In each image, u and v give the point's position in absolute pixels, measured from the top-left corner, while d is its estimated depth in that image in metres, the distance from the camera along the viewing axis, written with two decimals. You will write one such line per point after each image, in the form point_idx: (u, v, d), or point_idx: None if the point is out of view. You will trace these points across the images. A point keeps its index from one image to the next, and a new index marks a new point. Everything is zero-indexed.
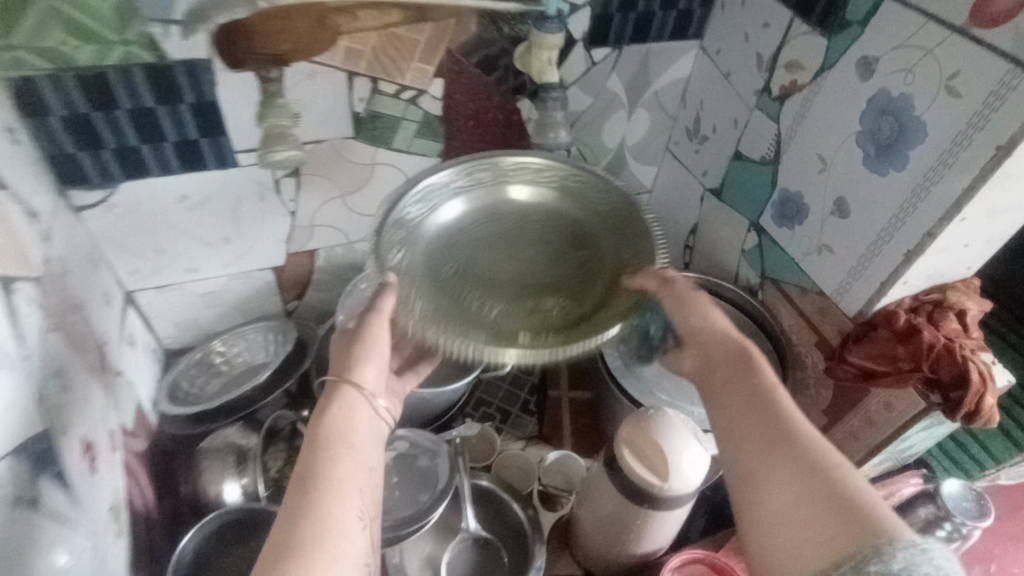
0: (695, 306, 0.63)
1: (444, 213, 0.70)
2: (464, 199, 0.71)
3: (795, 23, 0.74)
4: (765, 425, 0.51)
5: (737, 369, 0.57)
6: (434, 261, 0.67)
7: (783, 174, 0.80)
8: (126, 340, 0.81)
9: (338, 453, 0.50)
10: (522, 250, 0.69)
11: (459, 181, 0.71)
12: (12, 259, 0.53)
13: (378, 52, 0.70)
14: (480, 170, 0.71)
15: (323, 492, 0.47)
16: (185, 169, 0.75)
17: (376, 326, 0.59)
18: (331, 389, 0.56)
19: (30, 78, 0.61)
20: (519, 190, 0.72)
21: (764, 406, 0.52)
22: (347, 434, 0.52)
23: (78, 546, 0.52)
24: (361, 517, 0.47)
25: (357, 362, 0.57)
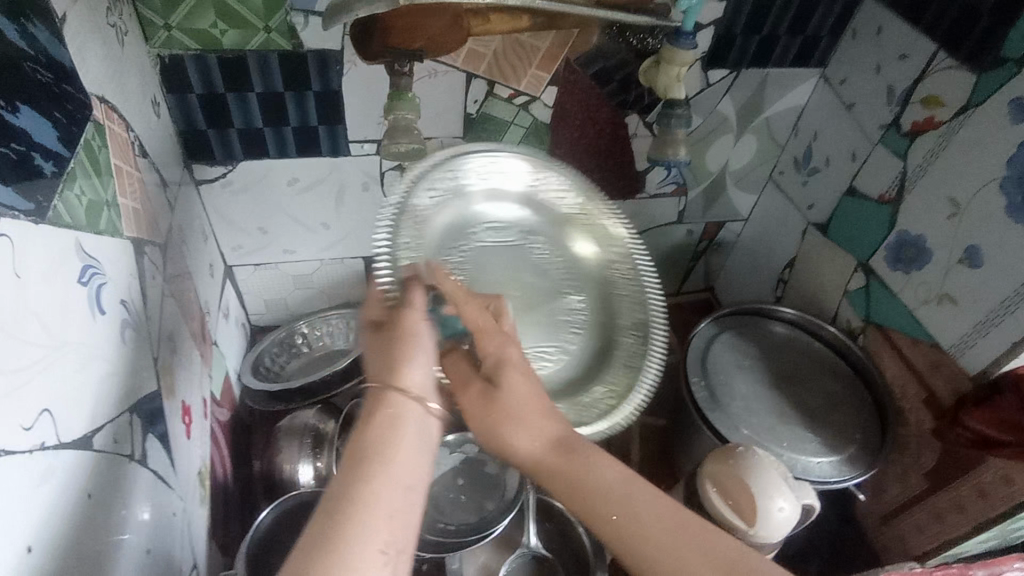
0: (498, 402, 0.50)
1: (475, 205, 0.61)
2: (499, 202, 0.62)
3: (939, 57, 0.69)
4: (671, 525, 0.46)
5: (590, 467, 0.49)
6: (447, 248, 0.58)
7: (904, 215, 0.75)
8: (222, 312, 0.84)
9: (371, 474, 0.40)
10: (529, 277, 0.61)
11: (498, 180, 0.62)
12: (145, 224, 0.55)
13: (499, 56, 0.72)
14: (524, 176, 0.63)
15: (350, 519, 0.38)
16: (300, 154, 0.77)
17: (416, 320, 0.48)
18: (373, 394, 0.46)
19: (178, 56, 0.65)
20: (556, 217, 0.64)
21: (631, 501, 0.47)
22: (381, 451, 0.42)
23: (174, 507, 0.53)
24: (386, 553, 0.37)
25: (402, 366, 0.46)
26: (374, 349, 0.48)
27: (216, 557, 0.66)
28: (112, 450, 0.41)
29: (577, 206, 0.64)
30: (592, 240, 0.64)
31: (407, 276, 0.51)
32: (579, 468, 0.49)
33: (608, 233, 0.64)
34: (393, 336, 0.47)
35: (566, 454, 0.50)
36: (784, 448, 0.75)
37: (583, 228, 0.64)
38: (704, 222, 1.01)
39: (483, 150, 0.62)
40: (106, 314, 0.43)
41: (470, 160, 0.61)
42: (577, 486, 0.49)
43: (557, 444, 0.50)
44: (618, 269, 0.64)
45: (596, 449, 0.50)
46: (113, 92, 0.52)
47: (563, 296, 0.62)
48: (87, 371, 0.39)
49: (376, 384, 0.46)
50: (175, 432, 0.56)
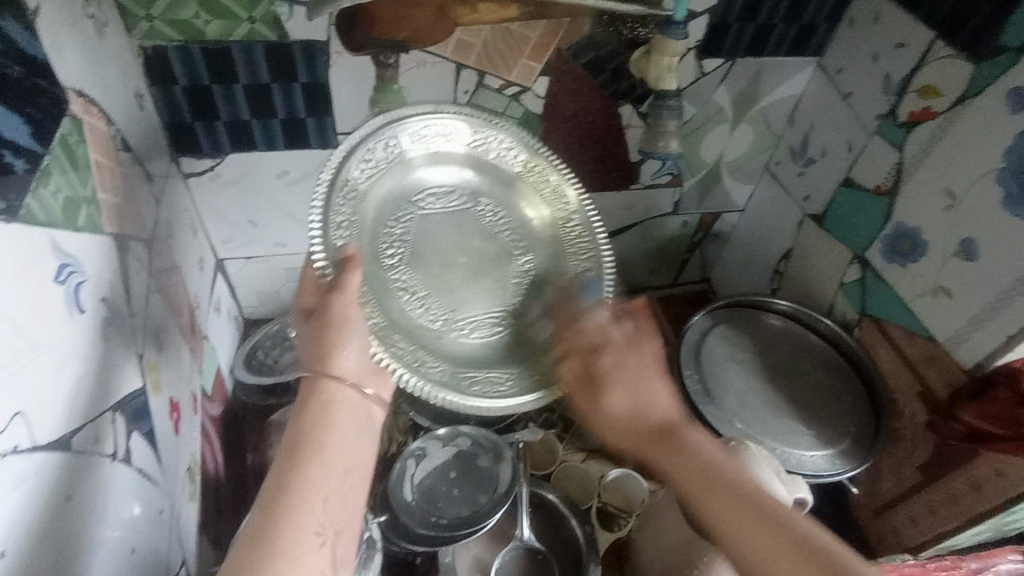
0: (602, 374, 0.53)
1: (414, 170, 0.58)
2: (441, 165, 0.59)
3: (936, 45, 0.68)
4: (734, 492, 0.46)
5: (679, 448, 0.50)
6: (382, 223, 0.55)
7: (900, 206, 0.74)
8: (213, 306, 0.83)
9: (304, 461, 0.43)
10: (476, 243, 0.59)
11: (438, 142, 0.58)
12: (129, 219, 0.55)
13: (489, 46, 0.71)
14: (466, 139, 0.59)
15: (287, 501, 0.41)
16: (289, 146, 0.76)
17: (343, 304, 0.47)
18: (308, 380, 0.48)
19: (161, 48, 0.64)
20: (501, 177, 0.60)
21: (743, 496, 0.45)
22: (315, 439, 0.45)
23: (160, 503, 0.52)
24: (318, 530, 0.41)
25: (336, 349, 0.47)
26: (306, 336, 0.49)
27: (208, 552, 0.66)
28: (92, 450, 0.41)
29: (522, 162, 0.61)
30: (541, 197, 0.61)
31: (342, 257, 0.48)
32: (670, 447, 0.50)
33: (555, 188, 0.61)
34: (322, 319, 0.47)
35: (660, 432, 0.51)
36: (777, 442, 0.74)
37: (531, 187, 0.61)
38: (700, 212, 1.00)
39: (424, 113, 0.57)
40: (85, 313, 0.43)
41: (408, 126, 0.57)
42: (680, 462, 0.49)
43: (636, 411, 0.52)
44: (567, 223, 0.61)
45: (698, 433, 0.51)
46: (92, 85, 0.51)
47: (513, 260, 0.60)
48: (63, 372, 0.38)
49: (312, 372, 0.48)
50: (162, 428, 0.55)
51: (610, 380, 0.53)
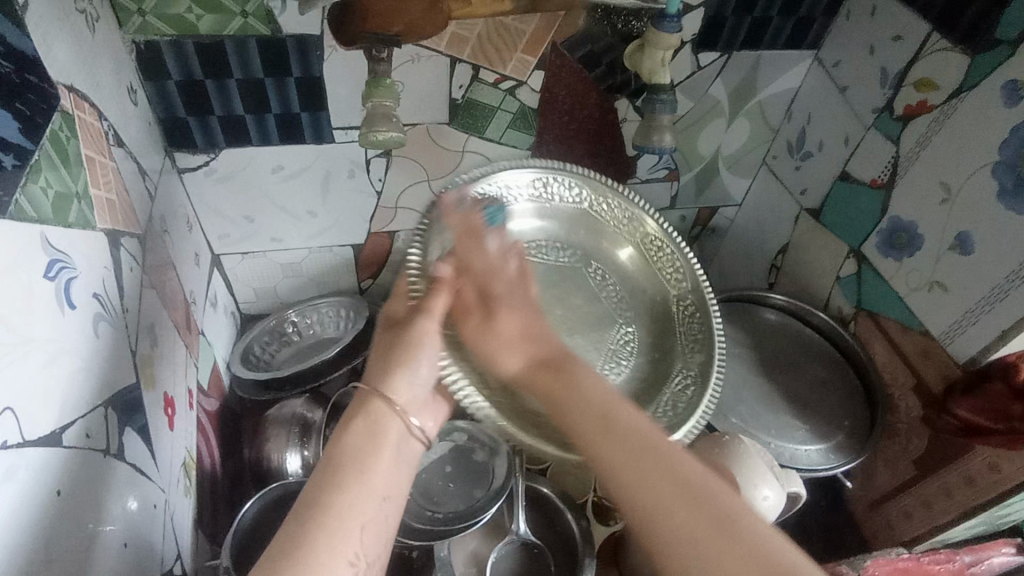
0: (495, 324, 0.53)
1: (526, 218, 0.66)
2: (545, 219, 0.67)
3: (932, 38, 0.68)
4: (636, 452, 0.43)
5: (572, 375, 0.49)
6: None
7: (895, 201, 0.74)
8: (210, 301, 0.83)
9: (345, 483, 0.42)
10: (577, 298, 0.66)
11: (552, 198, 0.67)
12: (122, 215, 0.55)
13: (483, 40, 0.71)
14: (571, 196, 0.67)
15: (321, 524, 0.40)
16: (283, 141, 0.76)
17: (428, 324, 0.52)
18: (360, 396, 0.50)
19: (153, 43, 0.64)
20: (606, 234, 0.69)
21: (614, 420, 0.45)
22: (355, 463, 0.44)
23: (154, 497, 0.53)
24: (351, 560, 0.40)
25: (399, 374, 0.51)
26: (378, 350, 0.53)
27: (203, 546, 0.67)
28: (84, 445, 0.41)
29: (633, 225, 0.68)
30: (646, 265, 0.69)
31: (435, 279, 0.54)
32: (561, 376, 0.49)
33: (669, 266, 0.68)
34: (399, 341, 0.52)
35: (547, 365, 0.50)
36: (772, 436, 0.75)
37: (630, 243, 0.69)
38: (696, 207, 1.00)
39: (544, 165, 0.66)
40: (76, 309, 0.43)
41: (526, 173, 0.65)
42: (561, 396, 0.48)
43: (534, 359, 0.51)
44: (677, 299, 0.67)
45: (596, 376, 0.49)
46: (83, 80, 0.51)
47: (615, 327, 0.66)
48: (53, 367, 0.38)
49: (370, 388, 0.50)
50: (156, 423, 0.56)
51: (491, 335, 0.53)
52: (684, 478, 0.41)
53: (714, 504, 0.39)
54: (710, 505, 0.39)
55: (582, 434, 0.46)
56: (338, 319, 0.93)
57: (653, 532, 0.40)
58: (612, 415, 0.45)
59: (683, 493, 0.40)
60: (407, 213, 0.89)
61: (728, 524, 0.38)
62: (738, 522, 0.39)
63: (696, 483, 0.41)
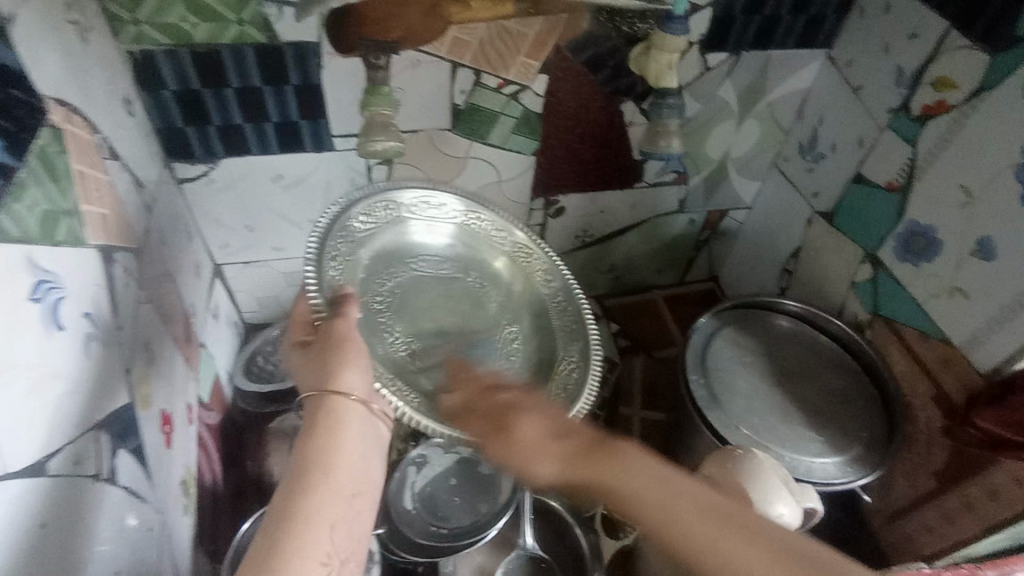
0: (515, 422, 0.47)
1: (410, 237, 0.63)
2: (430, 237, 0.64)
3: (951, 36, 0.65)
4: (718, 522, 0.40)
5: (622, 460, 0.44)
6: (375, 273, 0.59)
7: (913, 204, 0.72)
8: (211, 312, 0.82)
9: (314, 485, 0.41)
10: (462, 305, 0.62)
11: (435, 215, 0.64)
12: (116, 230, 0.54)
13: (485, 44, 0.69)
14: (447, 210, 0.65)
15: (294, 523, 0.39)
16: (283, 150, 0.75)
17: (346, 327, 0.49)
18: (311, 398, 0.47)
19: (149, 53, 0.63)
20: (483, 245, 0.66)
21: (691, 503, 0.42)
22: (321, 465, 0.43)
23: (149, 518, 0.51)
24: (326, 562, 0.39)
25: (343, 368, 0.47)
26: (302, 364, 0.50)
27: (203, 564, 0.66)
28: (72, 472, 0.40)
29: (513, 242, 0.66)
30: (521, 273, 0.65)
31: (338, 296, 0.51)
32: (609, 466, 0.44)
33: (541, 270, 0.65)
34: (328, 346, 0.48)
35: (592, 453, 0.45)
36: (787, 449, 0.72)
37: (503, 253, 0.66)
38: (705, 211, 0.98)
39: (440, 189, 0.65)
40: (66, 329, 0.41)
41: (408, 193, 0.63)
42: (613, 490, 0.43)
43: (581, 448, 0.46)
44: (555, 303, 0.64)
45: (634, 454, 0.45)
46: (74, 93, 0.50)
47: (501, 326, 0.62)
48: (38, 392, 0.37)
49: (319, 394, 0.47)
50: (152, 442, 0.54)
51: (518, 447, 0.47)
52: (792, 549, 0.39)
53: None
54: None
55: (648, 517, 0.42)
56: None
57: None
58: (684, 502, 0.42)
59: (798, 569, 0.38)
60: None
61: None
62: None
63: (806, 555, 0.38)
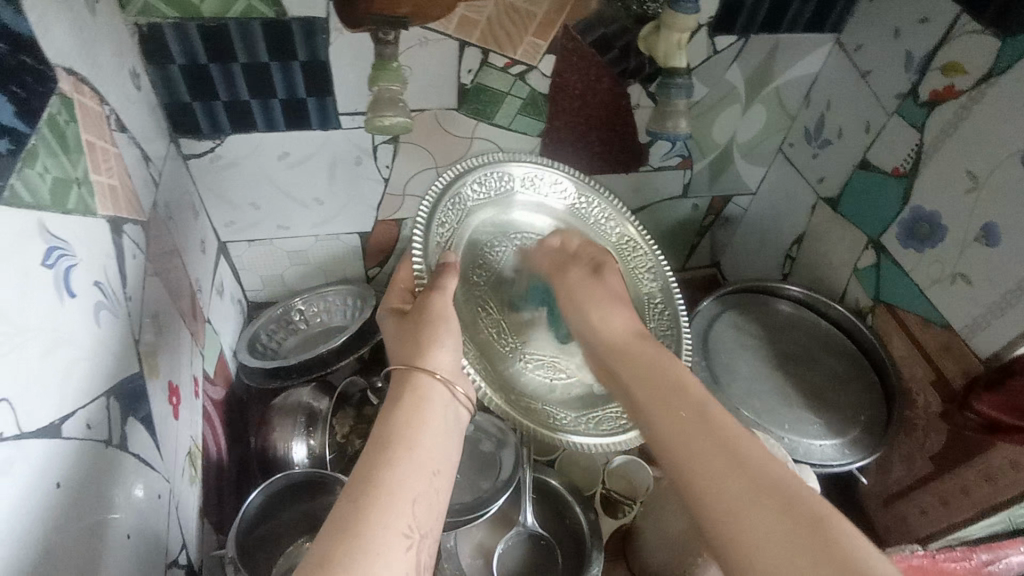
0: (602, 297, 0.59)
1: (514, 211, 0.64)
2: (537, 215, 0.66)
3: (962, 20, 0.65)
4: (713, 430, 0.44)
5: (666, 364, 0.52)
6: (481, 243, 0.62)
7: (918, 190, 0.72)
8: (216, 289, 0.82)
9: (395, 458, 0.42)
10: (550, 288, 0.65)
11: (544, 193, 0.65)
12: (124, 202, 0.54)
13: (493, 22, 0.69)
14: (575, 201, 0.67)
15: (375, 499, 0.39)
16: (289, 127, 0.75)
17: (439, 302, 0.51)
18: (401, 375, 0.49)
19: (156, 26, 0.62)
20: (593, 235, 0.68)
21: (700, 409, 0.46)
22: (404, 440, 0.44)
23: (157, 487, 0.52)
24: (407, 533, 0.39)
25: (432, 345, 0.50)
26: (395, 335, 0.54)
27: (209, 535, 0.67)
28: (85, 436, 0.40)
29: (613, 234, 0.68)
30: (624, 265, 0.68)
31: (440, 265, 0.53)
32: (653, 370, 0.51)
33: (645, 265, 0.68)
34: (425, 319, 0.51)
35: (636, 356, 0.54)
36: (786, 431, 0.73)
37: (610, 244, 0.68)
38: (710, 196, 0.98)
39: (536, 160, 0.64)
40: (77, 297, 0.42)
41: (520, 167, 0.63)
42: (635, 369, 0.52)
43: (635, 336, 0.56)
44: (651, 300, 0.67)
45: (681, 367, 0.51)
46: (83, 62, 0.50)
47: None
48: (48, 357, 0.37)
49: (405, 366, 0.50)
50: (161, 413, 0.55)
51: (589, 310, 0.59)
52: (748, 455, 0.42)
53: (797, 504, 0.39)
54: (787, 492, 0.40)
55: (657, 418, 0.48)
56: (345, 307, 0.92)
57: (704, 500, 0.42)
58: (683, 413, 0.46)
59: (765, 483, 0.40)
60: (415, 200, 0.87)
61: (779, 486, 0.40)
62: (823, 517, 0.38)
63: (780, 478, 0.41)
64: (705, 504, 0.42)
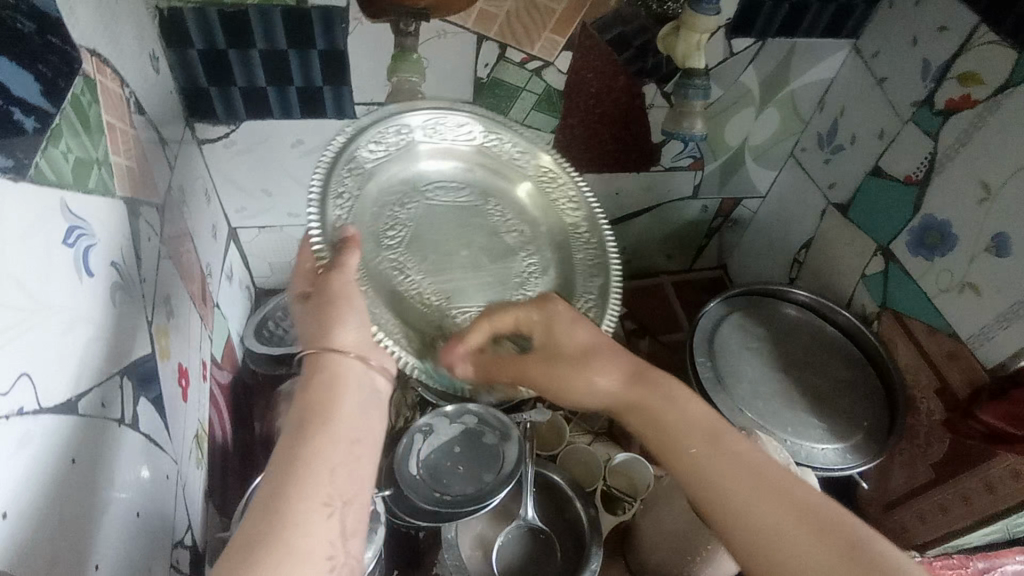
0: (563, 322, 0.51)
1: (418, 163, 0.58)
2: (439, 159, 0.58)
3: (980, 30, 0.65)
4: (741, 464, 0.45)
5: (676, 399, 0.49)
6: (383, 204, 0.55)
7: (929, 199, 0.72)
8: (225, 274, 0.83)
9: (311, 433, 0.41)
10: (477, 238, 0.58)
11: (448, 138, 0.58)
12: (141, 184, 0.54)
13: (512, 17, 0.69)
14: (468, 136, 0.59)
15: (296, 476, 0.38)
16: (304, 115, 0.75)
17: (343, 282, 0.46)
18: (311, 356, 0.46)
19: (176, 9, 0.63)
20: (507, 172, 0.60)
21: (721, 438, 0.46)
22: (320, 423, 0.41)
23: (164, 468, 0.52)
24: (327, 501, 0.38)
25: (336, 326, 0.45)
26: (303, 317, 0.48)
27: (213, 517, 0.67)
28: (99, 413, 0.41)
29: (537, 165, 0.60)
30: (545, 201, 0.60)
31: (341, 241, 0.48)
32: (657, 406, 0.48)
33: (568, 196, 0.60)
34: (322, 298, 0.46)
35: (644, 386, 0.49)
36: (788, 434, 0.74)
37: (526, 177, 0.60)
38: (719, 198, 0.98)
39: (428, 110, 0.57)
40: (95, 276, 0.42)
41: (417, 116, 0.57)
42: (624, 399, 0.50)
43: (633, 375, 0.50)
44: (575, 231, 0.59)
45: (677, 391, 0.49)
46: (106, 44, 0.50)
47: (517, 256, 0.58)
48: (69, 334, 0.38)
49: (311, 349, 0.46)
50: (170, 395, 0.55)
51: (568, 368, 0.51)
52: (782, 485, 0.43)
53: (837, 533, 0.41)
54: (821, 519, 0.41)
55: (667, 449, 0.47)
56: None
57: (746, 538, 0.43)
58: (695, 450, 0.46)
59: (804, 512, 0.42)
60: None
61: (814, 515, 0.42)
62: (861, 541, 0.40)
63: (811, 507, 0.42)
64: (752, 545, 0.42)
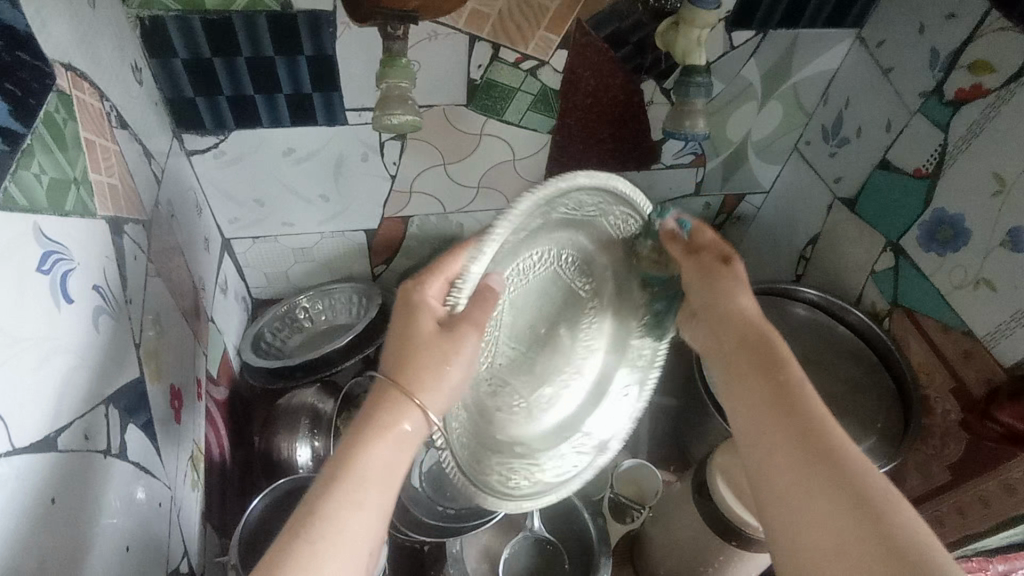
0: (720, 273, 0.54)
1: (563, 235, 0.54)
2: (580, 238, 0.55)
3: (990, 18, 0.62)
4: (792, 410, 0.43)
5: (772, 343, 0.49)
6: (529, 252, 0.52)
7: (940, 193, 0.70)
8: (220, 288, 0.81)
9: (347, 494, 0.38)
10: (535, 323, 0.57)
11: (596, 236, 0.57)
12: (125, 201, 0.52)
13: (504, 16, 0.67)
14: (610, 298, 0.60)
15: (317, 538, 0.36)
16: (294, 123, 0.73)
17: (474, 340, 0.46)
18: (381, 385, 0.45)
19: (158, 18, 0.61)
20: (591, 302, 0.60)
21: (781, 394, 0.45)
22: (358, 466, 0.40)
23: (157, 493, 0.51)
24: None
25: (426, 373, 0.44)
26: (398, 340, 0.47)
27: (211, 539, 0.66)
28: (81, 447, 0.39)
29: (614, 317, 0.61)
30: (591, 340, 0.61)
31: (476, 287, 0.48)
32: (755, 342, 0.49)
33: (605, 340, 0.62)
34: (435, 354, 0.45)
35: (743, 332, 0.50)
36: None
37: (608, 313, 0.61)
38: (722, 194, 0.96)
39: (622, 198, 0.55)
40: (74, 304, 0.41)
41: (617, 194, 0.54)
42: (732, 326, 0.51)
43: (747, 316, 0.51)
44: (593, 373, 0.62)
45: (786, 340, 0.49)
46: (81, 57, 0.48)
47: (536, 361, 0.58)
48: (46, 368, 0.37)
49: (389, 376, 0.45)
50: (160, 419, 0.53)
51: (717, 283, 0.54)
52: (817, 437, 0.41)
53: (857, 491, 0.38)
54: (847, 476, 0.39)
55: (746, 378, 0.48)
56: (350, 305, 0.90)
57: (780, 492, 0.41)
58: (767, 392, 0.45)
59: (833, 470, 0.39)
60: (423, 197, 0.85)
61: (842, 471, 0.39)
62: (877, 504, 0.37)
63: (852, 467, 0.39)
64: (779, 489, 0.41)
